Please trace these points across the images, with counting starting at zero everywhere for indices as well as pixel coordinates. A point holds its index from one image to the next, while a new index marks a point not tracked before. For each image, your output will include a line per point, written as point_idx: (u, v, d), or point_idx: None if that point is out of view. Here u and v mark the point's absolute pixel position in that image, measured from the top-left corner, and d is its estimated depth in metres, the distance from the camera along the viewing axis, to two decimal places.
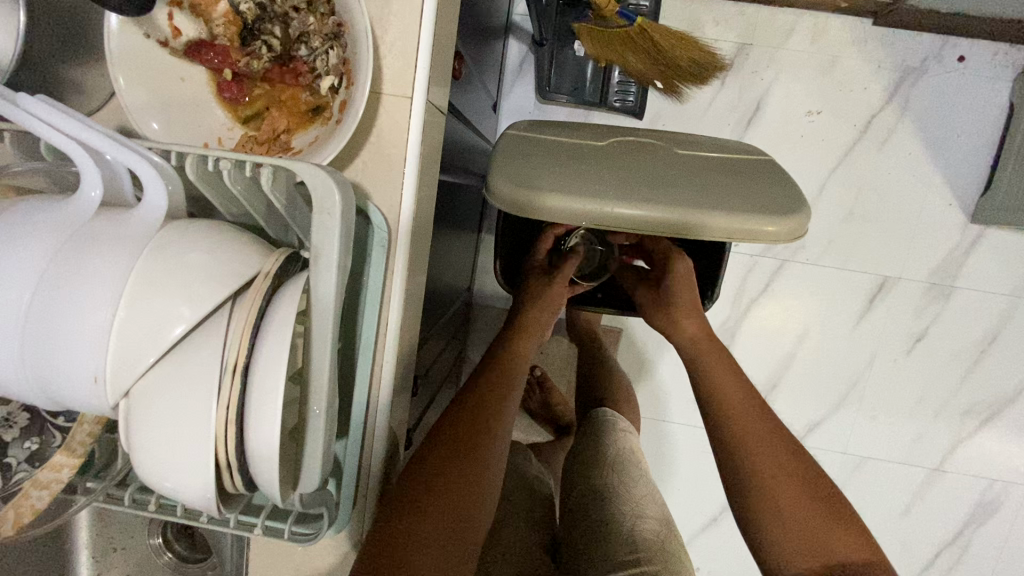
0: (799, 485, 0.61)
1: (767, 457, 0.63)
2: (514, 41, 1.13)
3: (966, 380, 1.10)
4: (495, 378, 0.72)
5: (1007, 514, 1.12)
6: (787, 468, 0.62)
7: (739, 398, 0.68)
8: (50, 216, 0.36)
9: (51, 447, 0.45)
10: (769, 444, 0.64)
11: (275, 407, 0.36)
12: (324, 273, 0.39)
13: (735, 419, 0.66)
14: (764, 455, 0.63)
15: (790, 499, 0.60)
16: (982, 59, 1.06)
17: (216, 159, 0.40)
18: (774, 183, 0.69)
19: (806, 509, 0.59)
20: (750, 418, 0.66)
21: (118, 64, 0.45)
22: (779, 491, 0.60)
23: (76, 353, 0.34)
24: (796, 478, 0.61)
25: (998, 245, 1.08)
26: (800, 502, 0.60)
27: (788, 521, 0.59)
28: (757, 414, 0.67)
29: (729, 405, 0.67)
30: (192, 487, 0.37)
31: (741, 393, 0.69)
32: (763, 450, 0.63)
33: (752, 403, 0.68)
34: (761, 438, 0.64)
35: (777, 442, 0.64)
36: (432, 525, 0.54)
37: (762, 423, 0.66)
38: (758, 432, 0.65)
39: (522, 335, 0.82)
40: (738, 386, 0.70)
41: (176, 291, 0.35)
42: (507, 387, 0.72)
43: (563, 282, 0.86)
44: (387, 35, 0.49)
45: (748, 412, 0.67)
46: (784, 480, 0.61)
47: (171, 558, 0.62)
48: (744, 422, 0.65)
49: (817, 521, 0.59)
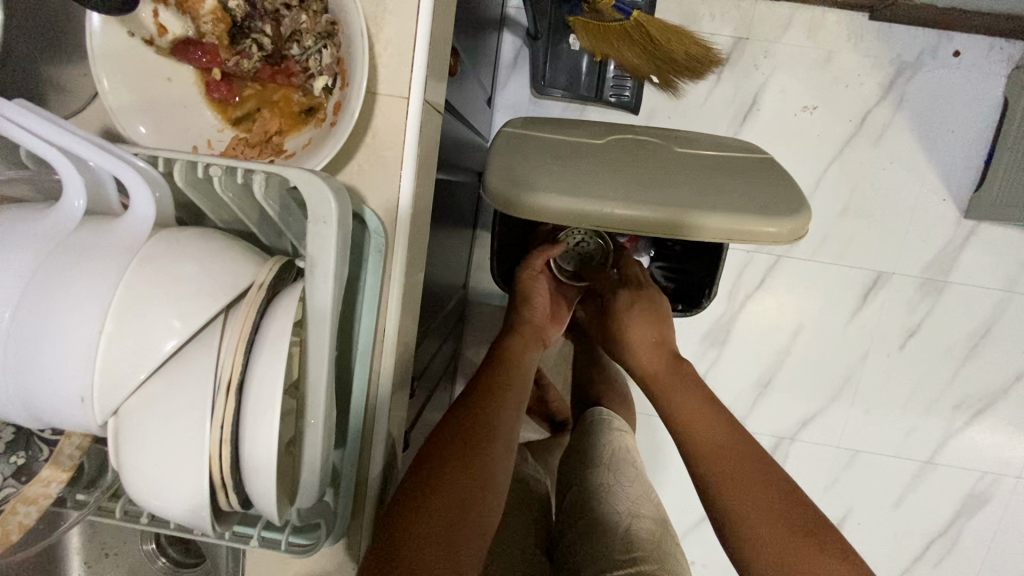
0: (777, 509, 0.60)
1: (738, 479, 0.62)
2: (508, 34, 1.11)
3: (958, 375, 1.11)
4: (494, 380, 0.71)
5: (997, 506, 1.13)
6: (763, 490, 0.61)
7: (708, 424, 0.69)
8: (31, 227, 0.35)
9: (39, 460, 0.44)
10: (741, 465, 0.64)
11: (272, 424, 0.34)
12: (321, 282, 0.38)
13: (702, 446, 0.67)
14: (734, 478, 0.63)
15: (767, 519, 0.59)
16: (977, 54, 1.06)
17: (207, 165, 0.39)
18: (773, 183, 0.68)
19: (780, 527, 0.58)
20: (716, 442, 0.67)
21: (101, 63, 0.43)
22: (751, 511, 0.60)
23: (60, 370, 0.33)
24: (771, 500, 0.60)
25: (990, 241, 1.09)
26: (775, 524, 0.58)
27: (769, 541, 0.57)
28: (728, 437, 0.67)
29: (699, 430, 0.68)
30: (186, 506, 0.35)
31: (711, 417, 0.70)
32: (734, 473, 0.63)
33: (722, 426, 0.68)
34: (731, 463, 0.64)
35: (750, 466, 0.64)
36: (434, 530, 0.52)
37: (732, 446, 0.66)
38: (729, 456, 0.65)
39: (516, 336, 0.81)
40: (707, 410, 0.70)
41: (165, 305, 0.34)
42: (504, 383, 0.72)
43: (537, 274, 0.85)
44: (383, 33, 0.48)
45: (726, 446, 0.66)
46: (762, 504, 0.60)
47: (165, 562, 0.61)
48: (718, 455, 0.65)
49: (797, 540, 0.57)
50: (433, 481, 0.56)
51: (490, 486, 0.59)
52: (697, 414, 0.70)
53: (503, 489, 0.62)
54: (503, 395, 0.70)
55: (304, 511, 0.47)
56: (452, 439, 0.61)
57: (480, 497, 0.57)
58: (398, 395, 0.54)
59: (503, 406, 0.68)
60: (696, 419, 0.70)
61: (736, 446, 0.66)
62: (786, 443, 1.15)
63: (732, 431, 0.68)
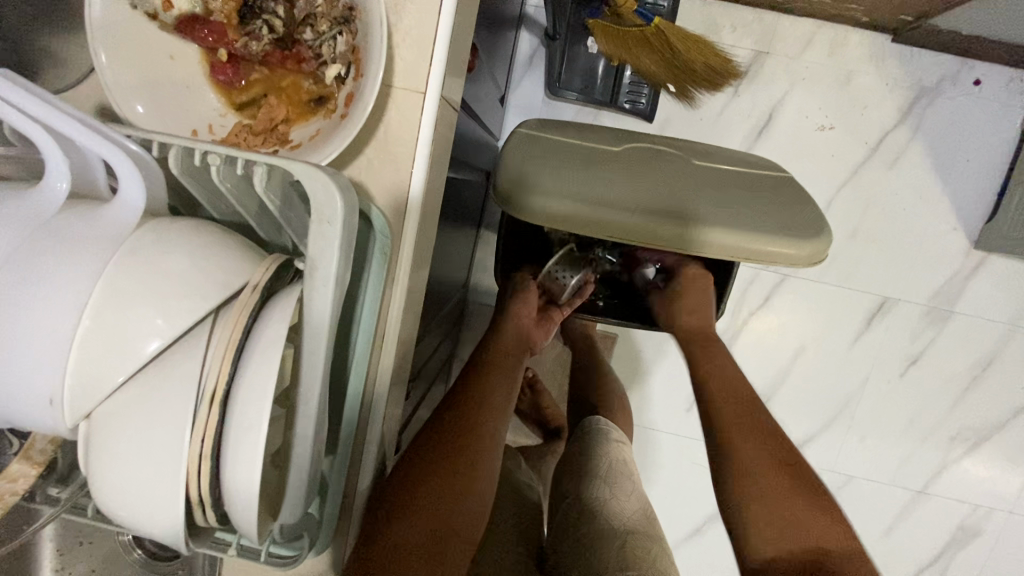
0: (783, 470, 0.61)
1: (749, 436, 0.64)
2: (525, 33, 1.08)
3: (957, 406, 1.09)
4: (476, 377, 0.68)
5: (987, 539, 1.11)
6: (770, 448, 0.63)
7: (731, 384, 0.70)
8: (10, 208, 0.32)
9: (7, 454, 0.41)
10: (756, 427, 0.65)
11: (258, 440, 0.31)
12: (320, 286, 0.35)
13: (721, 400, 0.68)
14: (746, 433, 0.64)
15: (770, 471, 0.61)
16: (998, 84, 1.04)
17: (206, 153, 0.36)
18: (795, 204, 0.66)
19: (780, 481, 0.60)
20: (736, 400, 0.68)
21: (99, 35, 0.40)
22: (756, 460, 0.61)
23: (28, 370, 0.30)
24: (780, 460, 0.62)
25: (1000, 272, 1.07)
26: (777, 480, 0.60)
27: (766, 495, 0.59)
28: (746, 401, 0.68)
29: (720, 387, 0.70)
30: (158, 523, 0.32)
31: (733, 381, 0.71)
32: (748, 432, 0.64)
33: (740, 390, 0.70)
34: (746, 420, 0.65)
35: (764, 429, 0.65)
36: (417, 533, 0.51)
37: (750, 406, 0.67)
38: (746, 416, 0.66)
39: (500, 335, 0.76)
40: (729, 372, 0.72)
41: (150, 304, 0.31)
42: (486, 379, 0.68)
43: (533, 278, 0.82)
44: (402, 22, 0.45)
45: (743, 406, 0.67)
46: (770, 464, 0.61)
47: (139, 556, 0.57)
48: (738, 413, 0.66)
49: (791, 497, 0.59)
50: (416, 484, 0.54)
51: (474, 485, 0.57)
52: (718, 372, 0.72)
53: (490, 492, 0.59)
54: (489, 382, 0.68)
55: (289, 525, 0.44)
56: (438, 438, 0.59)
57: (460, 503, 0.55)
58: (394, 402, 0.52)
59: (490, 398, 0.65)
60: (731, 407, 0.67)
61: (752, 410, 0.67)
62: None
63: (748, 394, 0.69)
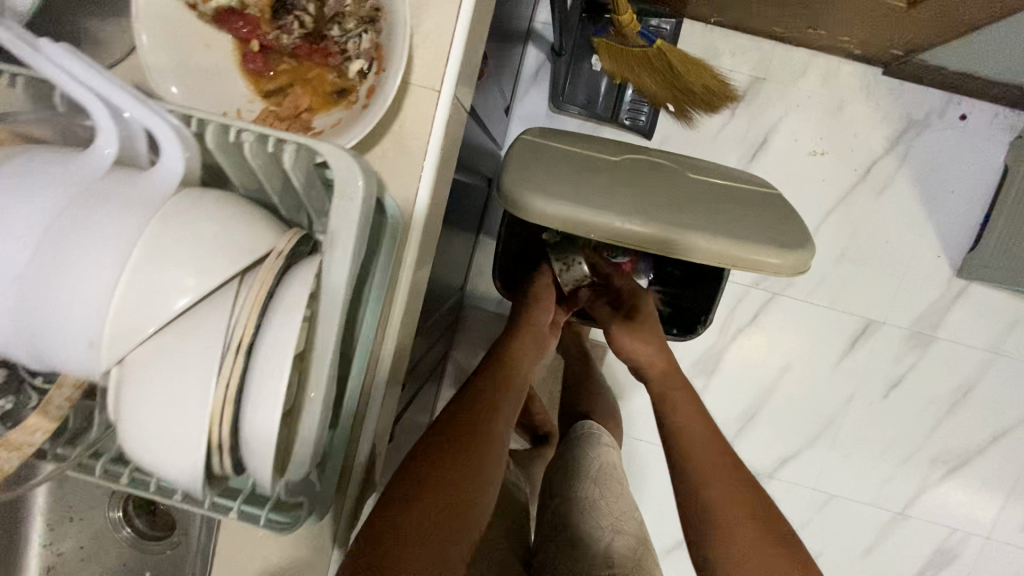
0: (754, 519, 0.63)
1: (719, 486, 0.65)
2: (532, 48, 1.13)
3: (937, 430, 1.13)
4: (493, 379, 0.72)
5: (964, 563, 1.14)
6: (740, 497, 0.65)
7: (701, 431, 0.72)
8: (59, 168, 0.35)
9: (26, 409, 0.43)
10: (727, 475, 0.67)
11: (278, 390, 0.34)
12: (338, 258, 0.38)
13: (693, 450, 0.69)
14: (717, 480, 0.66)
15: (740, 521, 0.62)
16: (982, 121, 1.10)
17: (239, 131, 0.39)
18: (781, 218, 0.70)
19: (750, 532, 0.62)
20: (707, 447, 0.70)
21: (145, 20, 0.43)
22: (726, 511, 0.63)
23: (70, 314, 0.33)
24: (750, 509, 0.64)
25: (980, 301, 1.11)
26: (748, 530, 0.62)
27: (737, 545, 0.61)
28: (716, 449, 0.70)
29: (691, 433, 0.72)
30: (179, 466, 0.35)
31: (702, 426, 0.73)
32: (718, 479, 0.66)
33: (710, 436, 0.71)
34: (716, 468, 0.67)
35: (733, 476, 0.67)
36: (427, 516, 0.55)
37: (720, 453, 0.69)
38: (716, 463, 0.68)
39: (517, 337, 0.79)
40: (697, 417, 0.74)
41: (185, 262, 0.34)
42: (504, 383, 0.72)
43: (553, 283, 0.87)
44: (422, 24, 0.49)
45: (713, 453, 0.69)
46: (740, 514, 0.63)
47: (128, 533, 0.61)
48: (710, 462, 0.68)
49: (762, 547, 0.61)
50: (430, 476, 0.58)
51: (484, 485, 0.61)
52: (689, 418, 0.74)
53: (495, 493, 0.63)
54: (507, 387, 0.72)
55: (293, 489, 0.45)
56: (456, 431, 0.63)
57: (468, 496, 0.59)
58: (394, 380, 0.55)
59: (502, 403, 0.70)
60: (701, 456, 0.69)
61: (722, 457, 0.69)
62: (763, 481, 1.15)
63: (717, 440, 0.71)
